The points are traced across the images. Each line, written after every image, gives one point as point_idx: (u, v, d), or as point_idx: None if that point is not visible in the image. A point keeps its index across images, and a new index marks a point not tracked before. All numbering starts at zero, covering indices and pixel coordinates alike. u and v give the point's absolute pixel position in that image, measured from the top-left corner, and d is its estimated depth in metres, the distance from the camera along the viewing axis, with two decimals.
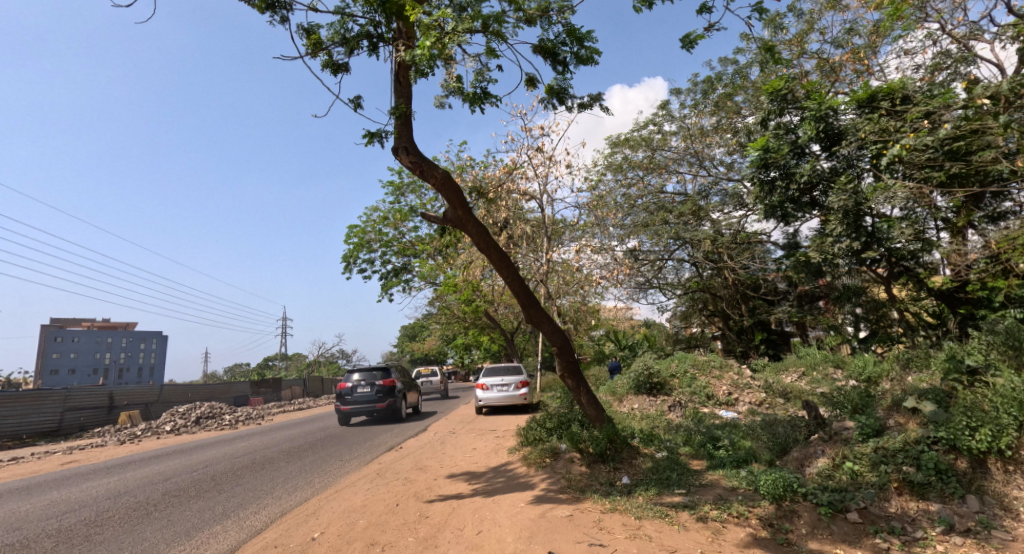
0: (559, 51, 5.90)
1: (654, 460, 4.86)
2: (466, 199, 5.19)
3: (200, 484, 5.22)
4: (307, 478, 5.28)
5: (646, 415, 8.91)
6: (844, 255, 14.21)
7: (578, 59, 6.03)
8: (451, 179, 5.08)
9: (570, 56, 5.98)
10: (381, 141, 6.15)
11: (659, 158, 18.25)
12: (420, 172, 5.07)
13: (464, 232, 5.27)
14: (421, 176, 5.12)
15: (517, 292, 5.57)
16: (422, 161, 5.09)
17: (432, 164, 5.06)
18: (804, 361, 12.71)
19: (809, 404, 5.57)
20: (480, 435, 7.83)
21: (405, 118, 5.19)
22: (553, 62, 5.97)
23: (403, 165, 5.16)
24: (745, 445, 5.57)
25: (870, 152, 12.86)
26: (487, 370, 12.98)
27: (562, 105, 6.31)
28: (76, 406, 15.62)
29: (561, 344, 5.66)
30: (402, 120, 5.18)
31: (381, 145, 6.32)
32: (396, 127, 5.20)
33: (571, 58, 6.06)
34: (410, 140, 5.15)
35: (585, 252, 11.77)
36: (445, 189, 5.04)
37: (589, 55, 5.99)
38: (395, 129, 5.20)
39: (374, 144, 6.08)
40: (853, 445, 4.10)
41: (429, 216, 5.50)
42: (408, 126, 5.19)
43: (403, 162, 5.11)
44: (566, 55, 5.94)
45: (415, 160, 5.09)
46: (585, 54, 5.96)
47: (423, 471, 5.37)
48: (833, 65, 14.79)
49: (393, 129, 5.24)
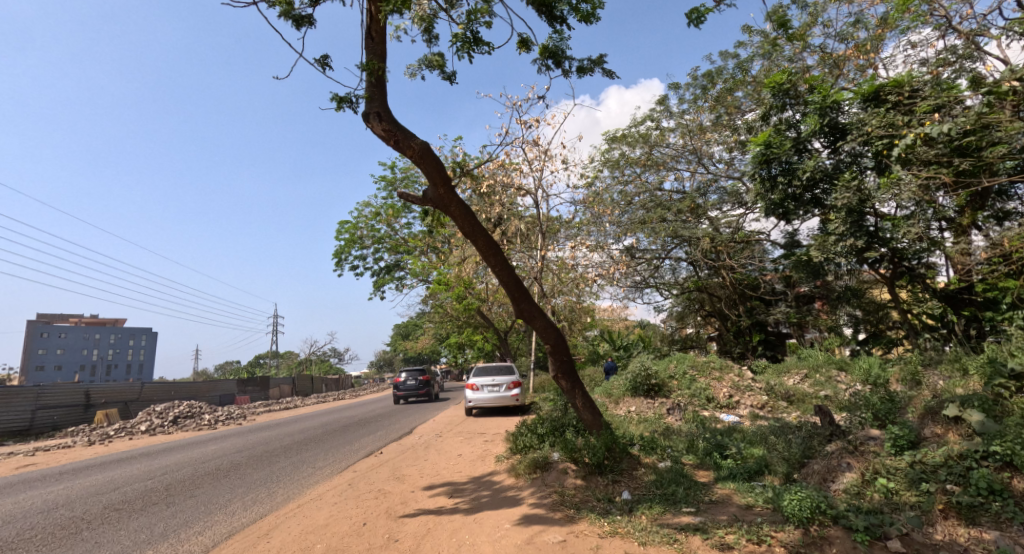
0: (556, 4, 5.38)
1: (657, 471, 4.36)
2: (448, 174, 4.66)
3: (151, 495, 4.69)
4: (270, 489, 4.76)
5: (644, 418, 8.43)
6: (846, 254, 13.76)
7: (578, 13, 5.49)
8: (430, 151, 4.55)
9: (568, 10, 5.45)
10: (350, 106, 5.62)
11: (656, 155, 17.80)
12: (394, 141, 4.52)
13: (446, 213, 4.75)
14: (396, 146, 4.57)
15: (506, 284, 5.04)
16: (397, 129, 4.54)
17: (408, 133, 4.52)
18: (806, 363, 12.28)
19: (823, 409, 5.19)
20: (468, 439, 7.31)
21: (378, 81, 4.65)
22: (549, 16, 5.45)
23: (375, 134, 4.62)
24: (755, 454, 5.10)
25: (875, 148, 12.41)
26: (478, 370, 12.50)
27: (558, 68, 5.77)
28: (48, 404, 14.96)
29: (554, 341, 5.14)
30: (375, 80, 4.62)
31: (351, 110, 5.75)
32: (368, 90, 4.66)
33: (570, 13, 5.53)
34: (383, 106, 4.60)
35: (580, 249, 11.29)
36: (424, 161, 4.50)
37: (590, 11, 5.46)
38: (366, 92, 4.66)
39: (343, 109, 5.54)
40: (886, 459, 3.60)
41: (406, 195, 4.95)
42: (381, 89, 4.66)
43: (375, 130, 4.57)
44: (564, 8, 5.40)
45: (389, 128, 4.55)
46: (586, 8, 5.43)
47: (400, 482, 4.85)
48: (836, 59, 14.42)
49: (365, 92, 4.70)
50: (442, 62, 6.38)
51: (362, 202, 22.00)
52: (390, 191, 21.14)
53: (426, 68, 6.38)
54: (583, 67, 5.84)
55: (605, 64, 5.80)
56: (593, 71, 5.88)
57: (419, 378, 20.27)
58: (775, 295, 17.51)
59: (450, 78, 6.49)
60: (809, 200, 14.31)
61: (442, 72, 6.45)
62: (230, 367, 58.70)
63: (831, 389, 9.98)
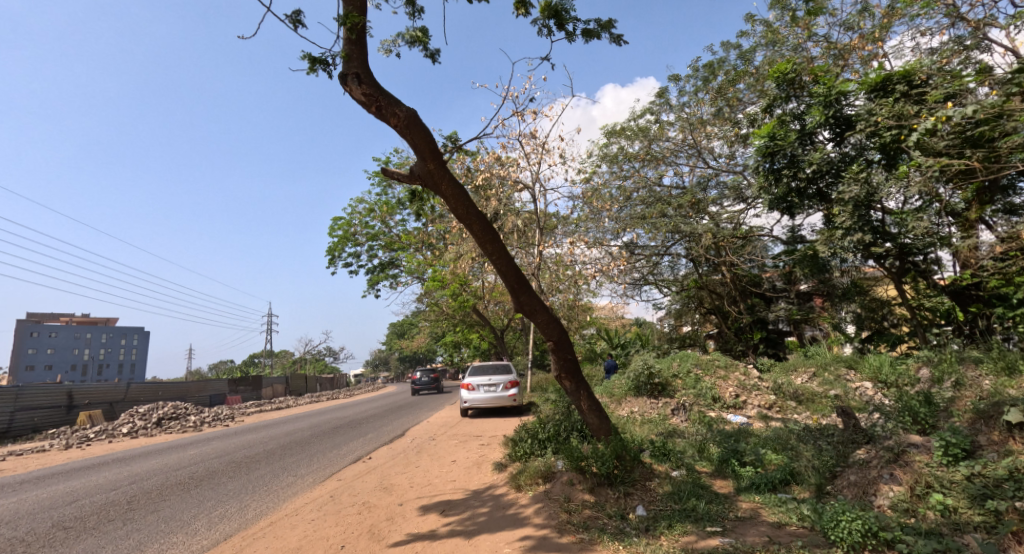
0: None
1: (673, 481, 3.93)
2: (437, 147, 4.20)
3: (112, 509, 4.27)
4: (241, 501, 4.32)
5: (648, 419, 8.01)
6: (852, 249, 13.32)
7: None
8: (418, 120, 4.06)
9: None
10: (325, 69, 5.01)
11: (655, 149, 17.36)
12: (377, 108, 4.06)
13: (436, 192, 4.29)
14: (378, 113, 4.10)
15: (504, 274, 4.56)
16: (378, 94, 4.06)
17: (393, 99, 4.04)
18: (812, 361, 11.84)
19: (846, 411, 4.92)
20: (463, 443, 6.87)
21: (357, 38, 4.20)
22: None
23: (354, 98, 4.15)
24: (776, 460, 4.67)
25: (885, 138, 11.95)
26: (473, 369, 12.03)
27: (561, 30, 5.30)
28: (27, 406, 14.39)
29: (556, 337, 4.70)
30: (353, 36, 4.16)
31: (327, 75, 5.19)
32: (345, 48, 4.21)
33: None
34: (363, 67, 4.13)
35: (579, 245, 10.82)
36: (410, 131, 4.03)
37: None
38: (343, 51, 4.21)
39: (317, 73, 4.96)
40: (938, 470, 3.17)
41: (391, 171, 4.47)
42: (360, 49, 4.19)
43: (354, 93, 4.09)
44: None
45: (369, 92, 4.08)
46: None
47: (387, 493, 4.41)
48: (841, 50, 13.89)
49: (342, 51, 4.23)
50: (426, 37, 5.97)
51: (356, 198, 21.51)
52: (384, 187, 20.68)
53: (407, 45, 5.97)
54: (589, 33, 5.35)
55: (613, 26, 5.28)
56: (601, 35, 5.36)
57: (429, 375, 26.14)
58: (776, 292, 17.10)
59: (434, 56, 6.05)
60: (814, 194, 13.87)
61: (424, 49, 6.04)
62: (223, 367, 57.97)
63: (841, 390, 9.58)
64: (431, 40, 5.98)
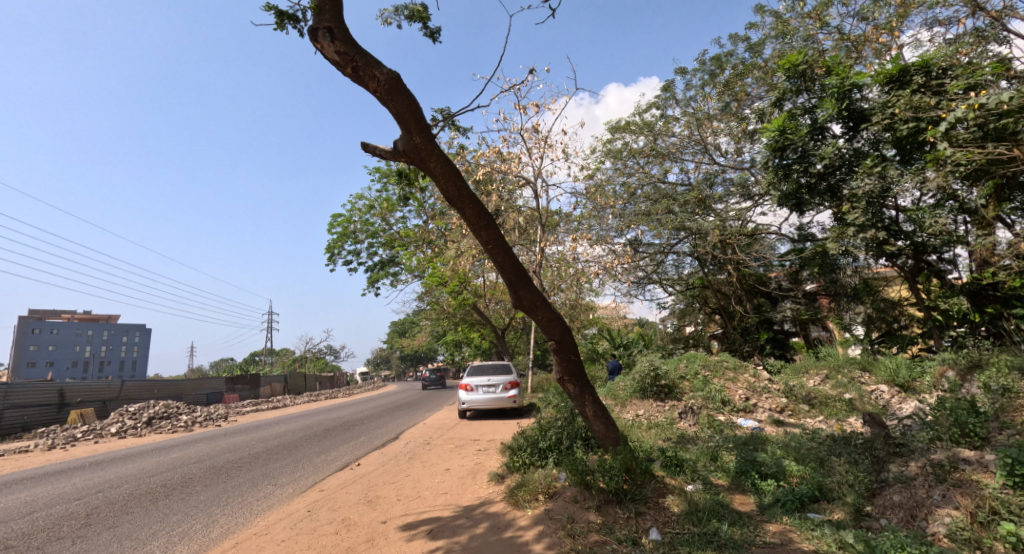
0: None
1: (689, 497, 3.51)
2: (424, 118, 3.79)
3: (67, 527, 3.90)
4: (209, 517, 3.94)
5: (654, 423, 7.56)
6: (865, 247, 12.81)
7: None
8: (400, 85, 3.63)
9: None
10: (293, 25, 4.64)
11: (660, 145, 16.87)
12: (352, 68, 3.66)
13: (422, 168, 3.86)
14: (355, 75, 3.71)
15: (500, 263, 4.12)
16: (354, 52, 3.63)
17: (371, 59, 3.64)
18: (824, 362, 11.36)
19: (875, 419, 4.52)
20: (458, 449, 6.44)
21: None
22: None
23: (326, 56, 3.72)
24: (800, 472, 4.23)
25: (901, 131, 11.42)
26: (472, 369, 11.61)
27: None
28: (16, 404, 14.02)
29: (558, 337, 4.26)
30: None
31: (297, 34, 4.83)
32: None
33: None
34: (336, 21, 3.69)
35: (582, 242, 10.41)
36: (391, 96, 3.61)
37: None
38: (314, 2, 3.77)
39: (283, 27, 4.61)
40: (1004, 494, 2.75)
41: (374, 148, 4.04)
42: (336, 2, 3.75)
43: (327, 51, 3.66)
44: None
45: (343, 49, 3.66)
46: None
47: (371, 508, 4.02)
48: (854, 42, 13.36)
49: (314, 3, 3.78)
50: (426, 13, 5.54)
51: (356, 195, 21.13)
52: (384, 183, 20.27)
53: (407, 20, 5.56)
54: None
55: None
56: None
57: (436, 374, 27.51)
58: (782, 293, 16.52)
59: (434, 34, 5.62)
60: (825, 189, 13.30)
61: (424, 27, 5.61)
62: (223, 365, 57.71)
63: (856, 395, 9.11)
64: (431, 17, 5.55)
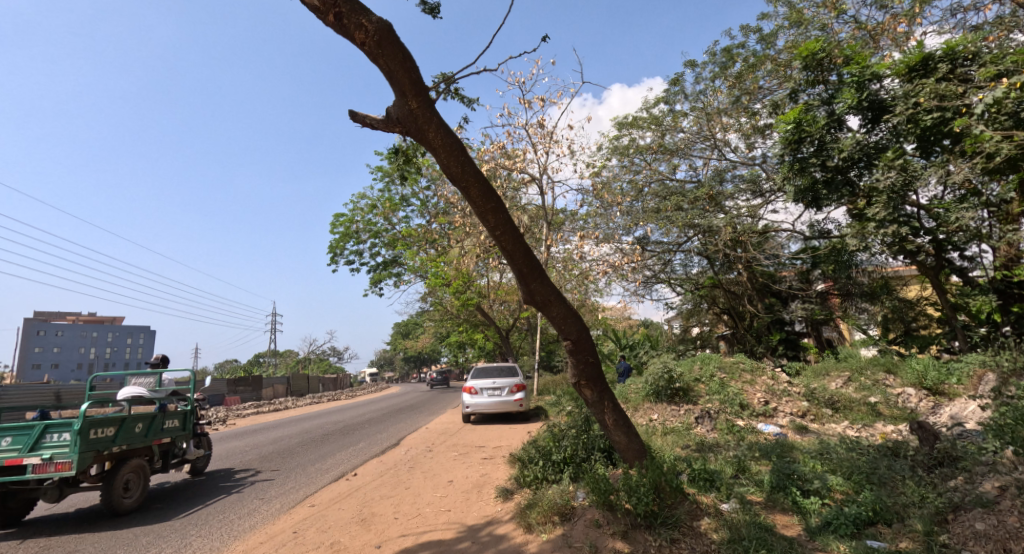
0: None
1: (729, 520, 3.06)
2: (420, 79, 3.35)
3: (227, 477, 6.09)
4: (182, 541, 3.51)
5: (669, 430, 7.08)
6: (885, 244, 12.22)
7: None
8: (389, 36, 3.20)
9: None
10: None
11: (669, 141, 16.38)
12: (336, 16, 3.22)
13: (418, 138, 3.44)
14: (340, 25, 3.28)
15: (511, 252, 3.67)
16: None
17: (358, 7, 3.21)
18: (845, 364, 10.81)
19: (923, 425, 4.12)
20: (462, 457, 6.00)
21: None
22: None
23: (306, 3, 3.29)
24: (845, 488, 3.79)
25: (926, 122, 10.86)
26: (476, 371, 11.15)
27: None
28: (10, 407, 13.62)
29: (575, 336, 3.82)
30: None
31: None
32: None
33: None
34: None
35: (588, 241, 9.96)
36: (381, 49, 3.19)
37: None
38: None
39: None
40: None
41: (366, 118, 3.62)
42: None
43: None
44: None
45: None
46: None
47: (363, 529, 3.56)
48: (871, 32, 12.83)
49: None
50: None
51: (358, 194, 20.90)
52: (388, 183, 19.91)
53: None
54: None
55: None
56: None
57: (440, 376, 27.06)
58: (793, 293, 15.91)
59: (434, 10, 5.13)
60: (842, 183, 12.58)
61: (422, 3, 5.13)
62: (226, 367, 57.61)
63: (882, 399, 8.61)
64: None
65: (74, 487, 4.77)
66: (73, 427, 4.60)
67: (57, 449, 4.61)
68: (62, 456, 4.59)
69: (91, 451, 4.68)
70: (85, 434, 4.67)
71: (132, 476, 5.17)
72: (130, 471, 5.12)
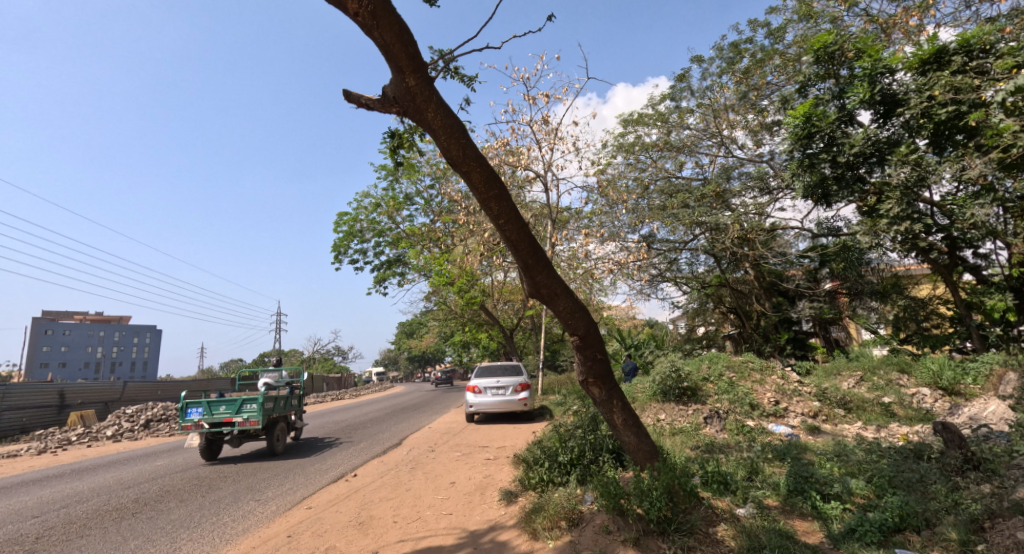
0: None
1: (746, 526, 2.89)
2: (418, 55, 3.18)
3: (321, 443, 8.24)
4: (171, 545, 3.36)
5: (678, 430, 6.89)
6: (897, 241, 11.96)
7: None
8: (385, 9, 3.04)
9: None
10: None
11: (675, 138, 16.15)
12: None
13: (417, 119, 3.28)
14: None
15: (516, 242, 3.50)
16: None
17: None
18: (856, 364, 10.56)
19: (949, 427, 3.92)
20: (465, 458, 5.84)
21: None
22: None
23: None
24: (866, 492, 3.60)
25: (940, 115, 10.58)
26: (479, 370, 10.98)
27: None
28: (15, 405, 13.60)
29: (583, 331, 3.65)
30: None
31: None
32: None
33: None
34: None
35: (593, 238, 9.78)
36: (376, 21, 3.02)
37: None
38: None
39: None
40: None
41: (364, 100, 3.47)
42: None
43: None
44: None
45: None
46: None
47: (361, 533, 3.40)
48: (883, 25, 12.55)
49: None
50: None
51: (362, 193, 20.80)
52: (392, 181, 19.80)
53: None
54: None
55: None
56: None
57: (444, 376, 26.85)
58: (801, 292, 15.66)
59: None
60: (853, 179, 12.22)
61: None
62: (231, 366, 57.74)
63: (896, 399, 8.40)
64: None
65: (251, 438, 7.17)
66: (258, 399, 7.06)
67: (249, 413, 7.07)
68: (252, 417, 7.04)
69: (267, 415, 7.12)
70: (264, 404, 7.10)
71: (279, 434, 7.56)
72: (278, 430, 7.54)
